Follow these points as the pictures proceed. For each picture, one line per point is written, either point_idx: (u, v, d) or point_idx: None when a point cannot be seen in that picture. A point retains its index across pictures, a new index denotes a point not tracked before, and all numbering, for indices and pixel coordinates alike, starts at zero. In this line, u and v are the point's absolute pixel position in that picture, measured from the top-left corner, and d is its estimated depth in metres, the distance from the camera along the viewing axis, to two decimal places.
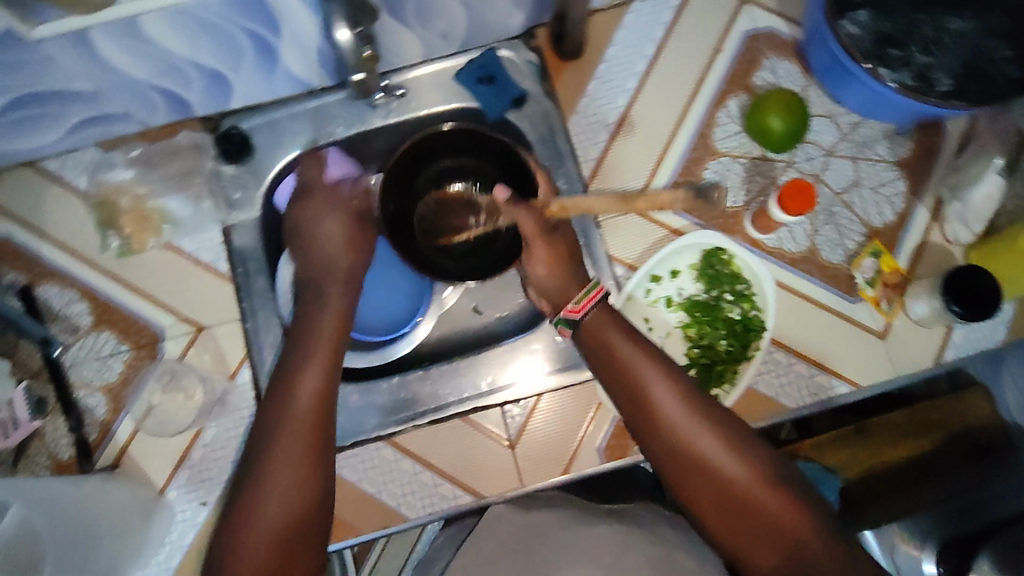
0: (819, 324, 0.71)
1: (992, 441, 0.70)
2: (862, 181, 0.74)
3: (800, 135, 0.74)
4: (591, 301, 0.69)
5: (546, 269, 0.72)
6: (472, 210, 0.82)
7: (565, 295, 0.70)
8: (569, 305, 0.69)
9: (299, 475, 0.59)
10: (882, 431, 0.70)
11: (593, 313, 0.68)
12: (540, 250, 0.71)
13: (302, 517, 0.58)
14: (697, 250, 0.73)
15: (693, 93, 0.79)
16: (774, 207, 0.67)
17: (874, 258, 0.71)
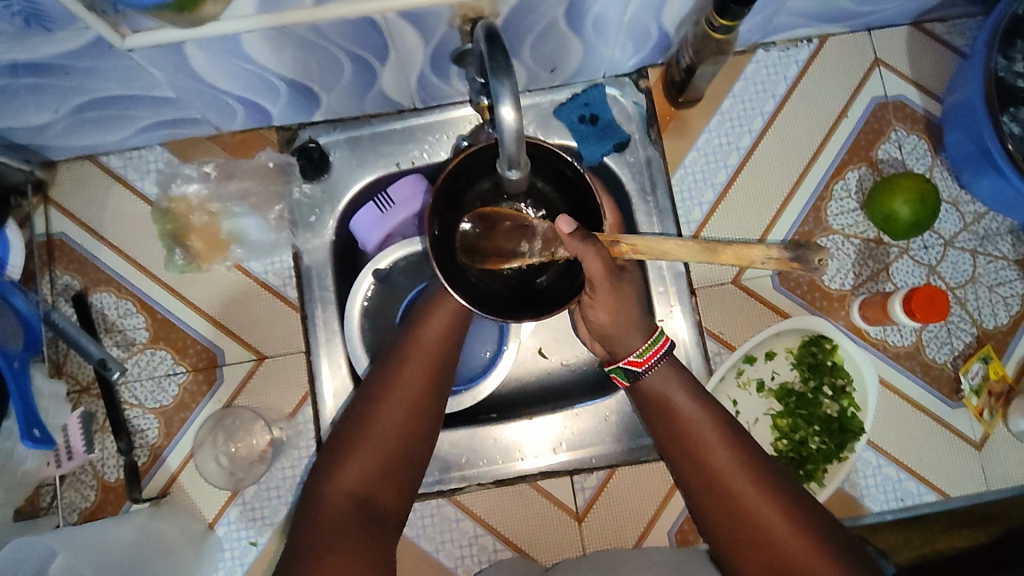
0: (915, 426, 0.71)
1: None
2: (978, 278, 0.73)
3: (926, 224, 0.70)
4: (657, 354, 0.59)
5: (608, 313, 0.58)
6: (528, 236, 0.61)
7: (624, 344, 0.59)
8: (631, 355, 0.59)
9: (388, 444, 0.54)
10: (939, 517, 0.70)
11: (657, 370, 0.59)
12: (602, 294, 0.56)
13: (381, 479, 0.53)
14: (797, 335, 0.70)
15: (807, 164, 0.76)
16: (899, 305, 0.66)
17: (983, 363, 0.71)
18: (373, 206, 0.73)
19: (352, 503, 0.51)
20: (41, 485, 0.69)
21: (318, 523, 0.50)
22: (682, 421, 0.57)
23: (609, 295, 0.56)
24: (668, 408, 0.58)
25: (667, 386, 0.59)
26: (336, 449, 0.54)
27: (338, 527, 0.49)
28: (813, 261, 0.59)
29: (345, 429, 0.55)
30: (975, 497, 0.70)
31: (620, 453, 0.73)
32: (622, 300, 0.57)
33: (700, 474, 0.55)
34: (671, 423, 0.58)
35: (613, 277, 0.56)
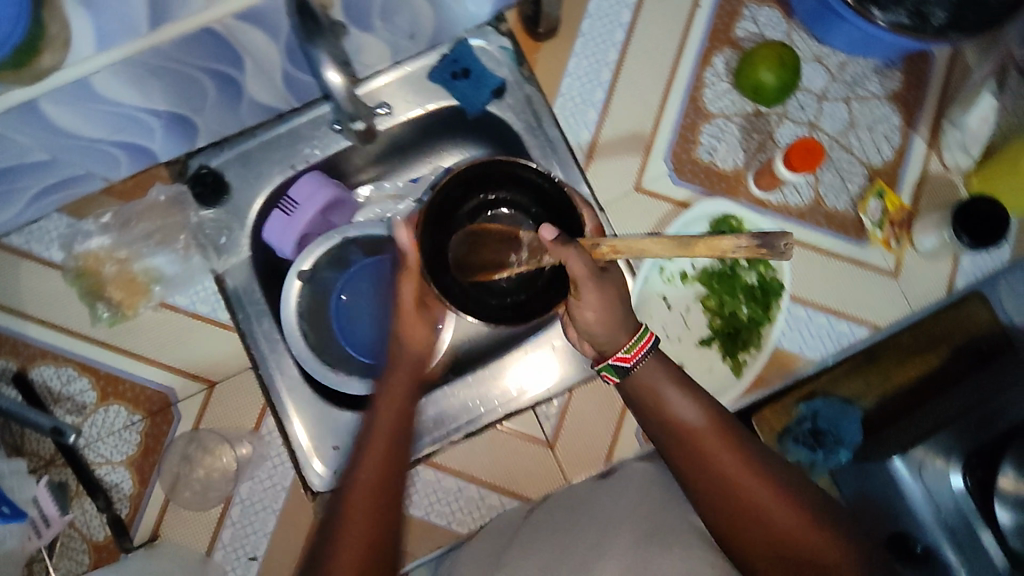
0: (834, 272, 0.75)
1: (993, 346, 0.74)
2: (857, 121, 0.77)
3: (792, 85, 0.75)
4: (644, 350, 0.59)
5: (594, 312, 0.56)
6: (515, 247, 0.60)
7: (613, 342, 0.59)
8: (619, 351, 0.59)
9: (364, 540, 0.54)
10: (892, 354, 0.74)
11: (644, 363, 0.60)
12: (589, 296, 0.55)
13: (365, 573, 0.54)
14: (705, 220, 0.74)
15: (675, 60, 0.79)
16: (781, 164, 0.72)
17: (880, 199, 0.75)
18: (280, 212, 0.77)
19: None
20: (32, 563, 0.70)
21: None
22: (678, 423, 0.58)
23: (595, 300, 0.55)
24: (659, 400, 0.59)
25: (656, 379, 0.60)
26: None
27: None
28: (784, 244, 0.41)
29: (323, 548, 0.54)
30: (904, 319, 0.75)
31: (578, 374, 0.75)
32: (603, 305, 0.56)
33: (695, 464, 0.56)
34: (665, 421, 0.59)
35: (592, 284, 0.54)
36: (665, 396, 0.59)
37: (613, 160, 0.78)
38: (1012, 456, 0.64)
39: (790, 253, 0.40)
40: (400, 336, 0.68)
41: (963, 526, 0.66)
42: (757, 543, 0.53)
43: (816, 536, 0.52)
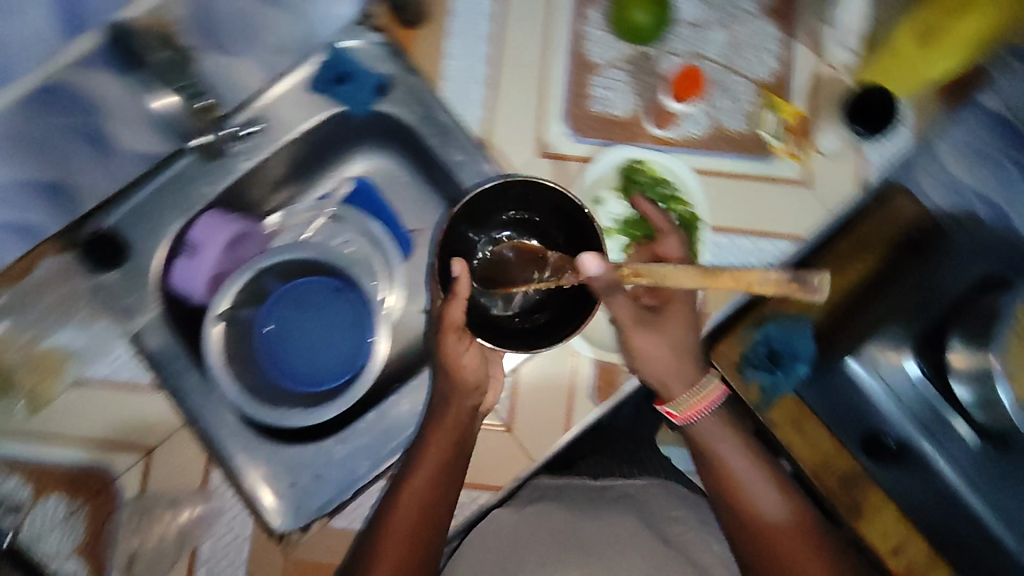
0: (748, 193, 0.76)
1: (924, 236, 0.81)
2: (739, 43, 0.79)
3: (665, 22, 0.76)
4: (695, 410, 0.68)
5: (646, 355, 0.67)
6: (540, 266, 0.68)
7: (670, 390, 0.68)
8: (667, 405, 0.69)
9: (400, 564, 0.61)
10: (840, 261, 0.79)
11: (704, 418, 0.69)
12: (637, 337, 0.67)
13: None
14: (612, 170, 0.74)
15: (548, 21, 0.78)
16: (670, 100, 0.76)
17: (776, 112, 0.76)
18: (185, 260, 0.75)
19: None
20: None
21: None
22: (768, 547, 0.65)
23: (648, 343, 0.67)
24: (753, 521, 0.66)
25: (711, 434, 0.69)
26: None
27: None
28: (814, 284, 0.53)
29: (364, 556, 0.62)
30: (822, 224, 0.77)
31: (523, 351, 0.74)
32: (664, 350, 0.67)
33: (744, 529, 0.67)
34: (714, 462, 0.69)
35: (646, 328, 0.66)
36: (769, 525, 0.66)
37: (512, 130, 0.76)
38: (957, 331, 0.77)
39: (817, 290, 0.52)
40: (445, 371, 0.65)
41: (933, 419, 0.83)
42: None
43: None
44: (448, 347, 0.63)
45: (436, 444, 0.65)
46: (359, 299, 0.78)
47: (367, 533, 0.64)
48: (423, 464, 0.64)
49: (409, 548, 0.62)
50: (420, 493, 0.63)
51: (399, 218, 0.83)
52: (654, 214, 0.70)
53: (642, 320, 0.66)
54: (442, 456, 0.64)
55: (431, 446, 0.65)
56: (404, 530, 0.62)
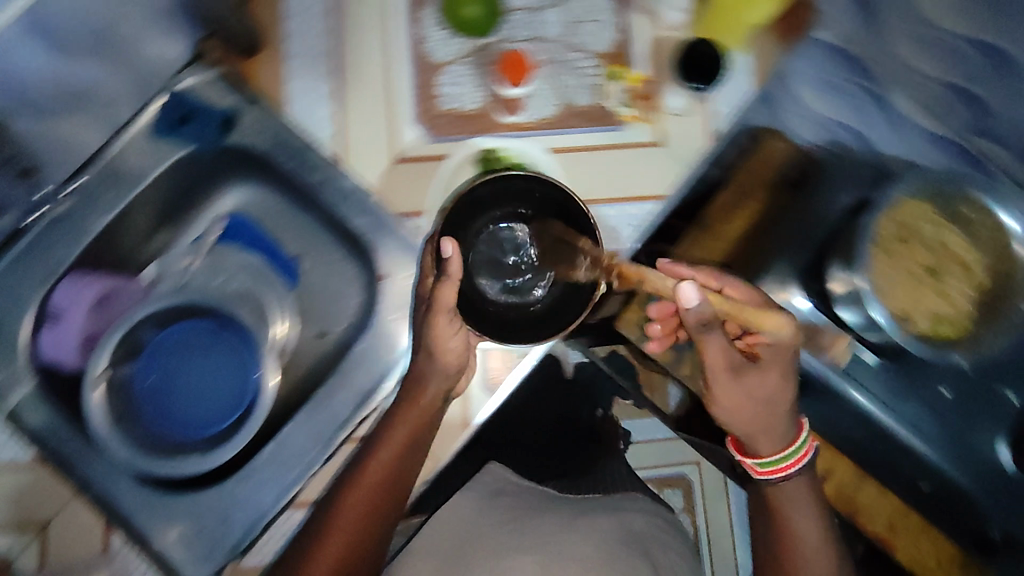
0: (603, 163, 0.78)
1: (798, 174, 0.85)
2: (575, 19, 0.80)
3: (496, 11, 0.77)
4: (786, 467, 0.68)
5: (732, 403, 0.66)
6: (582, 254, 0.63)
7: (769, 434, 0.67)
8: (756, 465, 0.69)
9: (356, 532, 0.65)
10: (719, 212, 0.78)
11: (792, 481, 0.69)
12: (722, 387, 0.65)
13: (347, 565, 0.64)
14: (468, 163, 0.75)
15: (385, 30, 0.78)
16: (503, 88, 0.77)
17: (618, 81, 0.79)
18: (52, 328, 0.72)
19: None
20: None
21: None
22: (783, 529, 0.70)
23: (733, 395, 0.65)
24: (779, 510, 0.70)
25: (795, 494, 0.69)
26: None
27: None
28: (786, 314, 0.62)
29: (319, 525, 0.66)
30: (681, 180, 0.79)
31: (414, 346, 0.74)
32: (742, 394, 0.65)
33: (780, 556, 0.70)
34: (782, 531, 0.70)
35: (732, 378, 0.64)
36: (786, 510, 0.70)
37: (365, 143, 0.76)
38: (835, 259, 0.83)
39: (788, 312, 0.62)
40: (431, 349, 0.65)
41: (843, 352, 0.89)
42: None
43: None
44: (439, 330, 0.64)
45: (393, 440, 0.67)
46: (239, 340, 0.79)
47: (327, 496, 0.68)
48: (374, 463, 0.67)
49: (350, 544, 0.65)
50: (366, 494, 0.66)
51: (282, 247, 0.82)
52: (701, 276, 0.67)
53: (732, 367, 0.64)
54: (395, 456, 0.67)
55: (386, 448, 0.67)
56: (359, 506, 0.65)
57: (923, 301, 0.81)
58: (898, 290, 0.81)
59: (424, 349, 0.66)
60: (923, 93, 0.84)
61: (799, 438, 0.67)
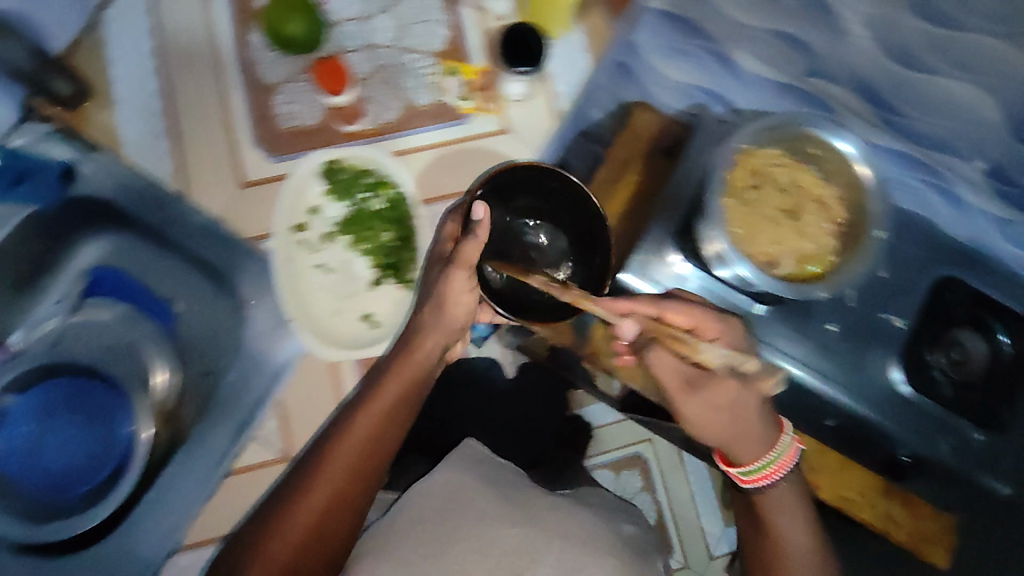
0: (450, 158, 0.78)
1: (670, 143, 0.90)
2: (404, 23, 0.80)
3: (321, 25, 0.76)
4: (761, 478, 0.61)
5: (702, 422, 0.59)
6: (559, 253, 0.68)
7: (748, 455, 0.60)
8: (738, 474, 0.62)
9: (349, 478, 0.61)
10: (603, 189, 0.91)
11: (774, 486, 0.62)
12: (688, 409, 0.59)
13: (335, 515, 0.60)
14: (311, 177, 0.74)
15: (214, 60, 0.78)
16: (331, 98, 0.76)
17: (455, 75, 0.79)
18: None
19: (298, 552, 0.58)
20: None
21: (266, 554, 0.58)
22: (775, 539, 0.62)
23: (701, 411, 0.59)
24: (771, 519, 0.62)
25: (774, 508, 0.62)
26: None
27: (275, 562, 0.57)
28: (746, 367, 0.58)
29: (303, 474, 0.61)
30: (534, 162, 0.79)
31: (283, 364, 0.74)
32: (711, 412, 0.58)
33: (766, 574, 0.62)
34: (770, 537, 0.62)
35: (694, 392, 0.58)
36: (779, 518, 0.62)
37: (209, 174, 0.76)
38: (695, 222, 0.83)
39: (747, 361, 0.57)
40: (439, 303, 0.63)
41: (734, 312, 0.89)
42: None
43: None
44: (452, 284, 0.61)
45: (390, 388, 0.64)
46: (112, 393, 0.75)
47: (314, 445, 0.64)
48: (356, 426, 0.63)
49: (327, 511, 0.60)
50: (349, 458, 0.61)
51: (153, 293, 0.76)
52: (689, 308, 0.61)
53: (690, 379, 0.58)
54: (384, 420, 0.64)
55: (375, 410, 0.64)
56: (350, 453, 0.62)
57: (781, 241, 0.82)
58: (756, 234, 0.82)
59: (430, 305, 0.64)
60: (763, 48, 0.85)
61: (776, 450, 0.61)
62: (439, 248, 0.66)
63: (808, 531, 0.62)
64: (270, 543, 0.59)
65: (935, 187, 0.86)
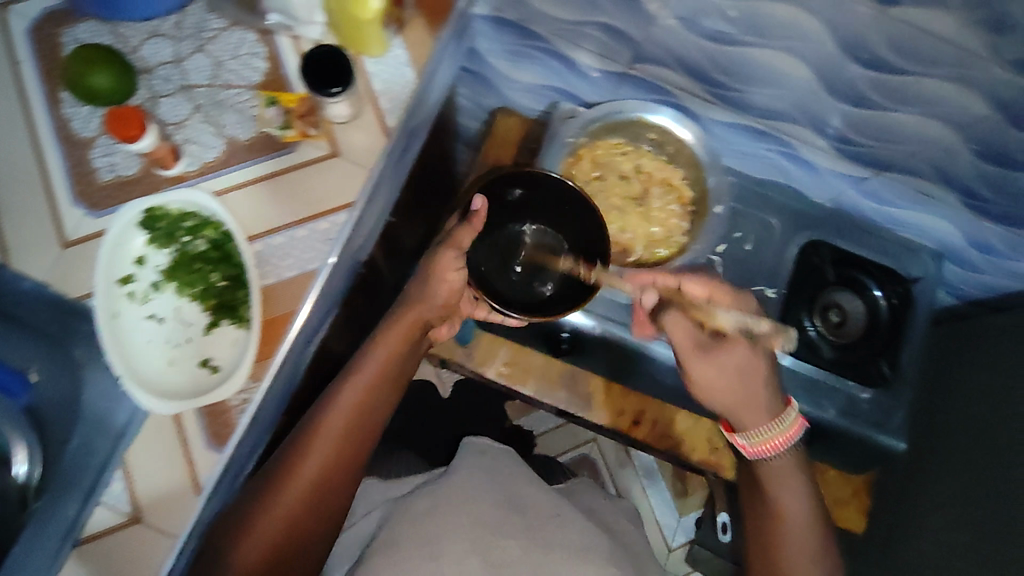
0: (279, 189, 0.75)
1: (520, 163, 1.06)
2: (220, 60, 0.78)
3: (129, 73, 0.75)
4: (784, 441, 0.79)
5: (705, 377, 0.77)
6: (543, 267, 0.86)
7: (722, 391, 0.77)
8: (744, 441, 0.80)
9: (342, 440, 0.76)
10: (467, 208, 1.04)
11: (782, 458, 0.79)
12: (692, 363, 0.77)
13: (328, 481, 0.75)
14: (130, 228, 0.71)
15: (26, 120, 0.75)
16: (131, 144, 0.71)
17: (274, 104, 0.77)
18: None
19: (301, 507, 0.73)
20: None
21: (270, 509, 0.71)
22: (779, 504, 0.79)
23: (705, 368, 0.77)
24: (780, 486, 0.79)
25: (787, 469, 0.79)
26: (254, 534, 0.70)
27: (284, 514, 0.72)
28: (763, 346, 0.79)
29: (295, 441, 0.75)
30: (370, 181, 0.77)
31: (130, 418, 0.71)
32: (728, 368, 0.76)
33: (764, 543, 0.79)
34: (774, 505, 0.79)
35: (705, 356, 0.77)
36: (785, 488, 0.79)
37: (29, 239, 0.73)
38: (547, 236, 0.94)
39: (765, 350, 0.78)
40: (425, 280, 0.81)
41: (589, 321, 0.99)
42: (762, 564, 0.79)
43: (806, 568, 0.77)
44: (441, 264, 0.80)
45: (375, 358, 0.80)
46: None
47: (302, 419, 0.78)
48: (345, 395, 0.77)
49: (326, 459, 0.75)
50: (339, 424, 0.76)
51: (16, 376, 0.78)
52: (660, 275, 0.81)
53: (701, 348, 0.77)
54: (368, 390, 0.78)
55: (367, 378, 0.78)
56: (334, 424, 0.76)
57: (631, 229, 0.89)
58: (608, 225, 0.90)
59: (417, 286, 0.82)
60: (594, 43, 0.84)
61: (783, 416, 0.78)
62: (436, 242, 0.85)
63: (799, 482, 0.79)
64: (272, 495, 0.72)
65: (783, 153, 0.91)
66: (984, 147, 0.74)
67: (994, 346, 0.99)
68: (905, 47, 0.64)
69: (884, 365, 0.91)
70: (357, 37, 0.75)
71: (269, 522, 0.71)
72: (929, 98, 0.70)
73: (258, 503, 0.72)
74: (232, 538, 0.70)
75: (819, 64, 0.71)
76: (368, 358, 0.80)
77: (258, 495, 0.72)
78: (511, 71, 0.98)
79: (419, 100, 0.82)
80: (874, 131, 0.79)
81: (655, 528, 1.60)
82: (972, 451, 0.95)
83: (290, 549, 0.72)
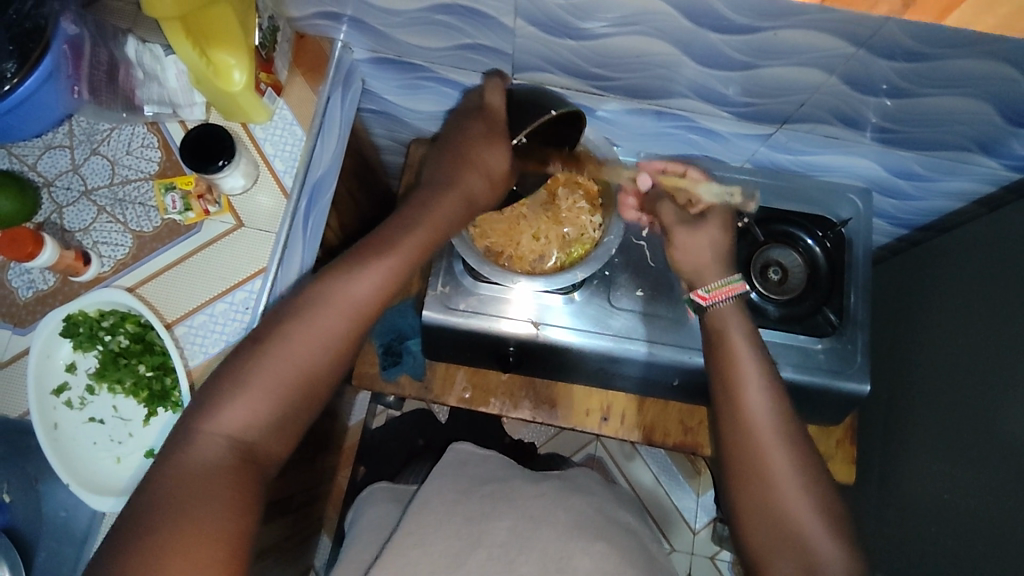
0: (190, 270, 0.77)
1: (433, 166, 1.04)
2: (114, 157, 0.80)
3: (26, 192, 0.77)
4: (728, 292, 0.74)
5: (691, 250, 0.78)
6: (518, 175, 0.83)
7: (708, 273, 0.76)
8: (701, 291, 0.75)
9: (368, 309, 0.66)
10: None
11: (727, 304, 0.73)
12: (682, 234, 0.79)
13: (347, 350, 0.65)
14: (53, 339, 0.73)
15: None
16: (33, 260, 0.72)
17: (171, 189, 0.79)
18: None
19: (316, 372, 0.62)
20: None
21: (290, 361, 0.61)
22: (740, 410, 0.68)
23: (688, 237, 0.78)
24: (739, 392, 0.68)
25: (732, 323, 0.73)
26: (261, 384, 0.60)
27: (301, 370, 0.61)
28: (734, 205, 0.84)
29: (319, 295, 0.65)
30: (278, 242, 0.78)
31: (90, 523, 0.73)
32: (704, 245, 0.78)
33: (726, 407, 0.69)
34: (724, 360, 0.70)
35: (687, 229, 0.79)
36: (746, 392, 0.68)
37: None
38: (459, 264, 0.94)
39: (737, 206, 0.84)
40: (458, 161, 0.78)
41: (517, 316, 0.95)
42: (730, 436, 0.68)
43: (769, 424, 0.66)
44: (479, 154, 0.78)
45: (419, 228, 0.72)
46: None
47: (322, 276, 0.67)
48: (375, 262, 0.67)
49: (352, 316, 0.65)
50: (368, 292, 0.66)
51: None
52: (668, 163, 0.86)
53: (684, 222, 0.79)
54: (405, 257, 0.69)
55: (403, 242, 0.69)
56: (370, 284, 0.66)
57: (543, 236, 0.85)
58: (519, 236, 0.85)
59: (450, 162, 0.78)
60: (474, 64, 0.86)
61: (733, 274, 0.76)
62: (456, 124, 0.84)
63: (766, 395, 0.68)
64: (286, 338, 0.62)
65: (687, 127, 0.92)
66: (866, 83, 0.74)
67: (946, 270, 0.98)
68: (747, 8, 0.64)
69: (830, 313, 0.89)
70: (238, 108, 0.77)
71: (283, 367, 0.61)
72: (792, 47, 0.70)
73: (275, 350, 0.61)
74: (235, 384, 0.59)
75: (678, 38, 0.72)
76: (404, 227, 0.71)
77: (275, 339, 0.62)
78: (410, 104, 0.99)
79: (314, 152, 0.83)
80: (760, 89, 0.79)
81: (674, 513, 1.58)
82: (946, 377, 0.93)
83: (290, 407, 0.61)
